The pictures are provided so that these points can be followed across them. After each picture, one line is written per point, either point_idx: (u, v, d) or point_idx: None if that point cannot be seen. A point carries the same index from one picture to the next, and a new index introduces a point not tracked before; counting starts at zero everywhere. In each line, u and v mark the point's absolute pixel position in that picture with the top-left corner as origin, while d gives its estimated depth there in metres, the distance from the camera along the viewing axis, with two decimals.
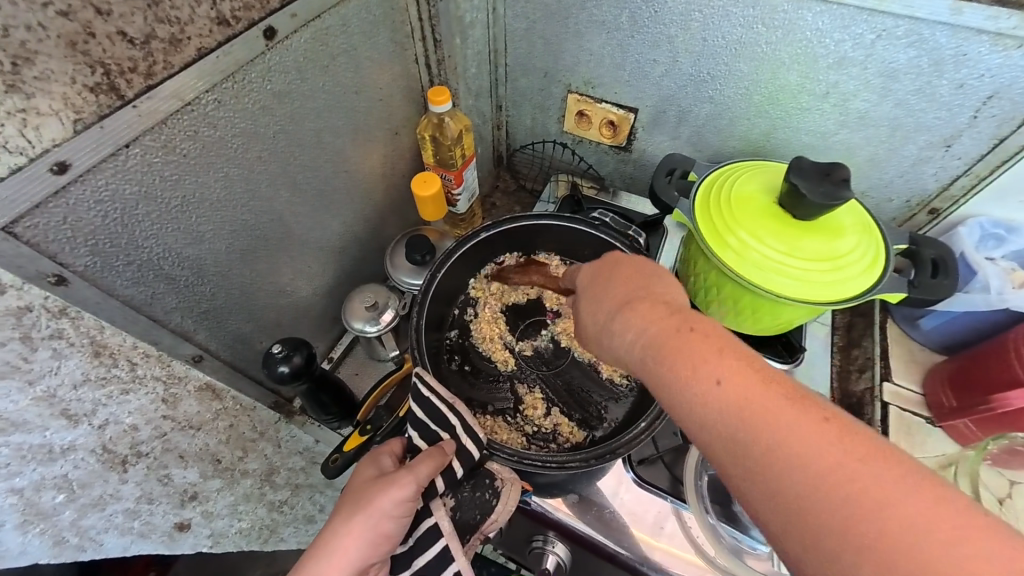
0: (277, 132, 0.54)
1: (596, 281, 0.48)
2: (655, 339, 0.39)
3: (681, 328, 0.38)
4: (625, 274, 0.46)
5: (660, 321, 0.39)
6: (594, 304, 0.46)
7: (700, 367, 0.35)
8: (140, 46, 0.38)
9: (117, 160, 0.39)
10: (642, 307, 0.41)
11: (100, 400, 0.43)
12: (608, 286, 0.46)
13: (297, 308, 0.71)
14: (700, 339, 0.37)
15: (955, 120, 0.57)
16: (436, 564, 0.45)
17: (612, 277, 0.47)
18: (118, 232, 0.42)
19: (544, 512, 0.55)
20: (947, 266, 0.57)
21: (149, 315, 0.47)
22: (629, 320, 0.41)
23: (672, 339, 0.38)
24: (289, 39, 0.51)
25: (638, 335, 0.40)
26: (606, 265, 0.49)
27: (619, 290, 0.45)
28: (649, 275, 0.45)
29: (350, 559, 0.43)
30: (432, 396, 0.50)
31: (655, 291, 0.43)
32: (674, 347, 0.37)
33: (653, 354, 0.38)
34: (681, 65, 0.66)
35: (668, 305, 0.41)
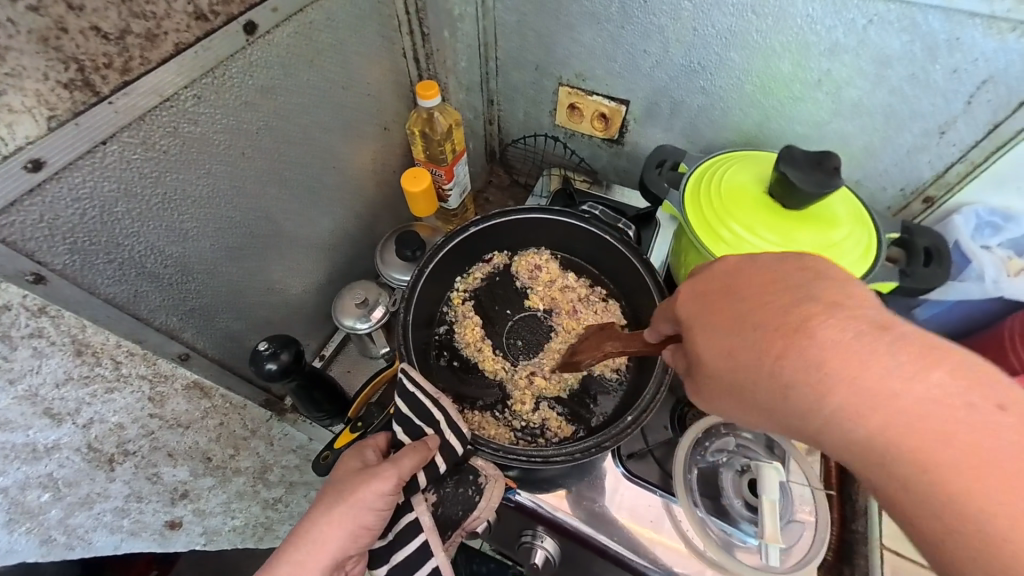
0: (261, 128, 0.53)
1: (722, 295, 0.37)
2: (871, 393, 0.29)
3: (916, 379, 0.28)
4: (765, 286, 0.35)
5: (870, 365, 0.29)
6: (728, 327, 0.36)
7: (952, 442, 0.27)
8: (115, 41, 0.37)
9: (94, 157, 0.39)
10: (826, 338, 0.31)
11: (84, 399, 0.44)
12: (745, 305, 0.35)
13: (288, 306, 0.71)
14: (949, 404, 0.28)
15: (950, 106, 0.56)
16: (414, 559, 0.45)
17: (746, 289, 0.36)
18: (98, 230, 0.41)
19: (538, 507, 0.55)
20: (941, 256, 0.56)
21: (132, 313, 0.46)
22: (809, 363, 0.31)
23: (901, 397, 0.28)
24: (271, 34, 0.50)
25: (835, 389, 0.30)
26: (725, 279, 0.38)
27: (768, 312, 0.34)
28: (805, 284, 0.34)
29: (330, 549, 0.43)
30: (418, 393, 0.49)
31: (832, 310, 0.32)
32: (901, 408, 0.28)
33: (877, 419, 0.29)
34: (673, 55, 0.65)
35: (869, 335, 0.30)
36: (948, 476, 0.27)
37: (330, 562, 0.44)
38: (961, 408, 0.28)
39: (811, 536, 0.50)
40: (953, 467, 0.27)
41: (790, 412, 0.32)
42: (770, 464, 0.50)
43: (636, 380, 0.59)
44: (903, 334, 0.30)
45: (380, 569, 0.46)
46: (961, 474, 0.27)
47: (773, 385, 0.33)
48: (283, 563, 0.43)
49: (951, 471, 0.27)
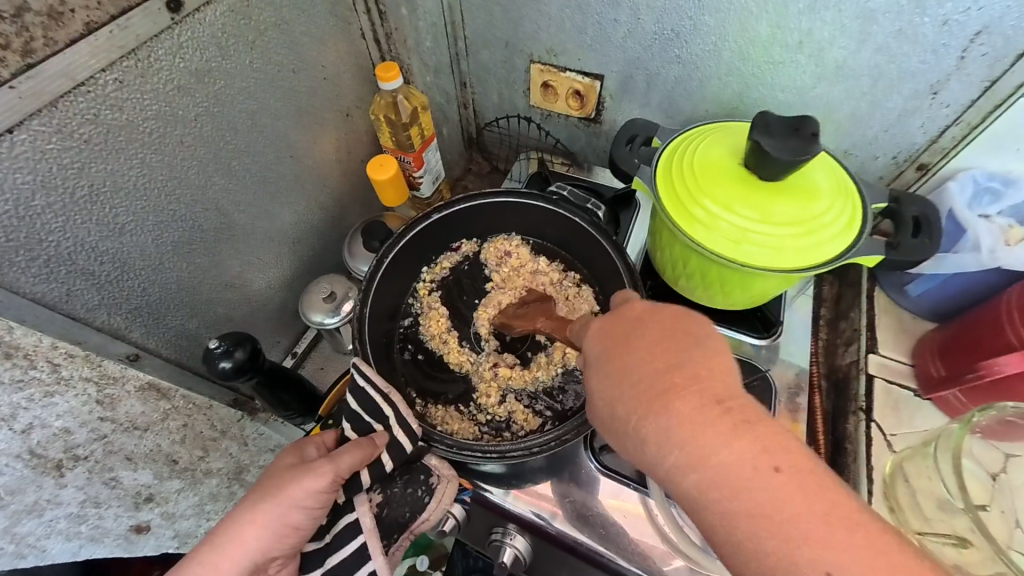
0: (200, 115, 0.50)
1: (608, 347, 0.37)
2: (703, 461, 0.30)
3: (736, 453, 0.29)
4: (650, 342, 0.35)
5: (704, 435, 0.30)
6: (607, 382, 0.35)
7: (755, 513, 0.28)
8: (11, 20, 0.34)
9: (0, 146, 0.36)
10: (679, 405, 0.31)
11: (20, 403, 0.41)
12: (628, 357, 0.35)
13: (251, 302, 0.68)
14: (761, 482, 0.28)
15: (940, 63, 0.52)
16: (352, 562, 0.43)
17: (629, 345, 0.36)
18: (16, 224, 0.39)
19: (538, 518, 0.53)
20: (930, 225, 0.52)
21: (66, 312, 0.44)
22: (659, 427, 0.31)
23: (723, 468, 0.29)
24: (201, 11, 0.46)
25: (675, 452, 0.30)
26: (622, 326, 0.37)
27: (644, 369, 0.34)
28: (683, 347, 0.34)
29: (249, 546, 0.41)
30: (368, 386, 0.48)
31: (693, 377, 0.32)
32: (722, 478, 0.29)
33: (700, 486, 0.30)
34: (644, 23, 0.61)
35: (713, 406, 0.31)
36: (747, 541, 0.29)
37: (249, 563, 0.41)
38: (768, 484, 0.28)
39: None
40: (755, 535, 0.28)
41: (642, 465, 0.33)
42: None
43: None
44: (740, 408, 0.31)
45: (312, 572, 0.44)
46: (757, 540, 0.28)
47: (630, 440, 0.33)
48: (201, 565, 0.41)
49: (752, 539, 0.28)
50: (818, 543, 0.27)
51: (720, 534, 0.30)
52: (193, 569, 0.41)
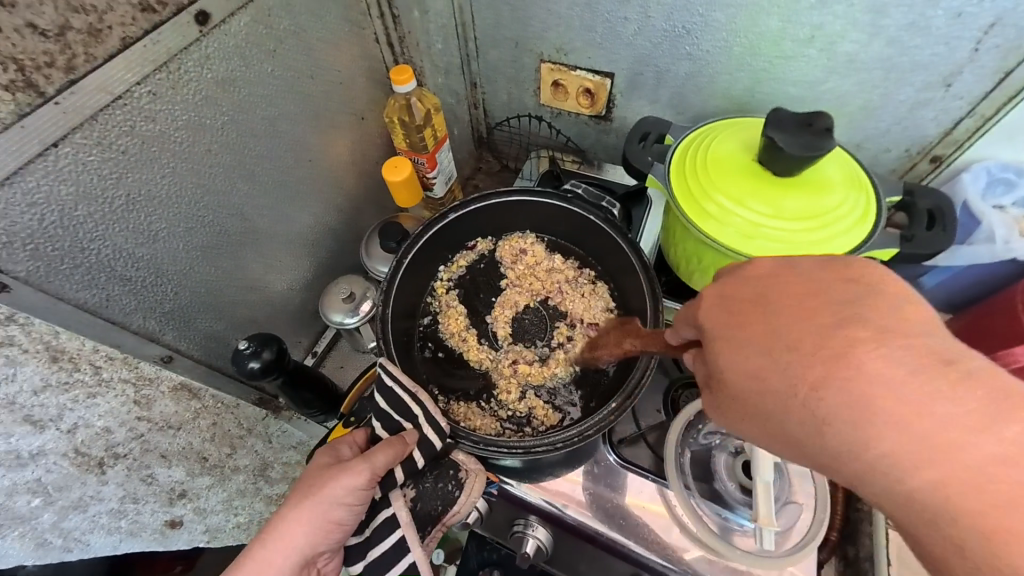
0: (225, 123, 0.52)
1: (748, 315, 0.35)
2: (898, 429, 0.28)
3: (939, 407, 0.27)
4: (796, 301, 0.33)
5: (901, 391, 0.28)
6: (755, 352, 0.33)
7: (969, 470, 0.27)
8: (54, 39, 0.36)
9: (47, 160, 0.38)
10: (858, 362, 0.29)
11: (65, 404, 0.43)
12: (775, 320, 0.33)
13: (272, 304, 0.70)
14: (973, 436, 0.27)
15: (953, 55, 0.52)
16: (391, 555, 0.45)
17: (775, 311, 0.33)
18: (60, 235, 0.41)
19: (549, 507, 0.54)
20: (944, 218, 0.52)
21: (106, 317, 0.46)
22: (836, 388, 0.29)
23: (923, 423, 0.27)
24: (225, 23, 0.48)
25: (871, 417, 0.28)
26: (753, 292, 0.35)
27: (802, 331, 0.32)
28: (840, 304, 0.32)
29: (297, 543, 0.43)
30: (396, 385, 0.50)
31: (867, 332, 0.30)
32: (928, 435, 0.27)
33: (895, 447, 0.28)
34: (653, 20, 0.61)
35: (909, 360, 0.29)
36: (957, 503, 0.27)
37: (300, 557, 0.44)
38: (993, 440, 0.27)
39: (809, 517, 0.49)
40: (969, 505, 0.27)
41: (808, 431, 0.31)
42: None
43: (624, 365, 0.58)
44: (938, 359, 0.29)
45: (354, 564, 0.46)
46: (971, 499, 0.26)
47: (792, 412, 0.32)
48: (251, 561, 0.43)
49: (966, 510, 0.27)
50: None
51: (921, 510, 0.28)
52: (248, 565, 0.43)
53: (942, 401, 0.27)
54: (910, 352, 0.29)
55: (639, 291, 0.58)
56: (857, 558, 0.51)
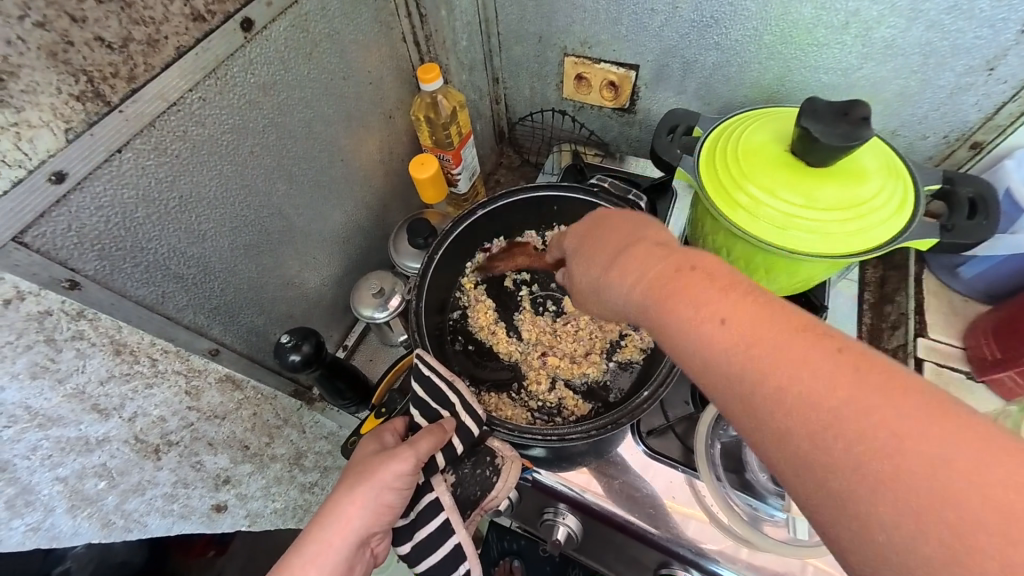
0: (266, 126, 0.54)
1: (586, 239, 0.46)
2: (654, 283, 0.36)
3: (687, 274, 0.34)
4: (604, 229, 0.45)
5: (658, 260, 0.37)
6: (586, 259, 0.44)
7: (716, 315, 0.31)
8: (119, 50, 0.38)
9: (111, 165, 0.40)
10: (633, 249, 0.39)
11: (127, 394, 0.46)
12: (595, 240, 0.45)
13: (307, 300, 0.73)
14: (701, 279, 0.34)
15: (998, 38, 0.51)
16: (437, 536, 0.47)
17: (600, 234, 0.44)
18: (123, 236, 0.43)
19: (570, 492, 0.55)
20: (987, 207, 0.51)
21: (163, 313, 0.49)
22: (621, 267, 0.39)
23: (675, 278, 0.34)
24: (267, 29, 0.50)
25: (636, 286, 0.37)
26: (587, 224, 0.48)
27: (607, 241, 0.43)
28: (634, 222, 0.43)
29: (354, 526, 0.45)
30: (433, 375, 0.52)
31: (641, 235, 0.41)
32: (688, 297, 0.33)
33: (660, 302, 0.35)
34: (682, 11, 0.60)
35: (674, 250, 0.37)
36: (696, 335, 0.32)
37: (356, 540, 0.46)
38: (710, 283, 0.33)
39: None
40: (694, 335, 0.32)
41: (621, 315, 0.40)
42: None
43: (654, 357, 0.59)
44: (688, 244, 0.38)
45: (403, 545, 0.48)
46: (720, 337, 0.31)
47: (606, 293, 0.40)
48: (310, 543, 0.45)
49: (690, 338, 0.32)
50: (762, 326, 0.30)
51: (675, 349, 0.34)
52: (307, 546, 0.45)
53: (699, 274, 0.34)
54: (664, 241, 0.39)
55: None
56: None
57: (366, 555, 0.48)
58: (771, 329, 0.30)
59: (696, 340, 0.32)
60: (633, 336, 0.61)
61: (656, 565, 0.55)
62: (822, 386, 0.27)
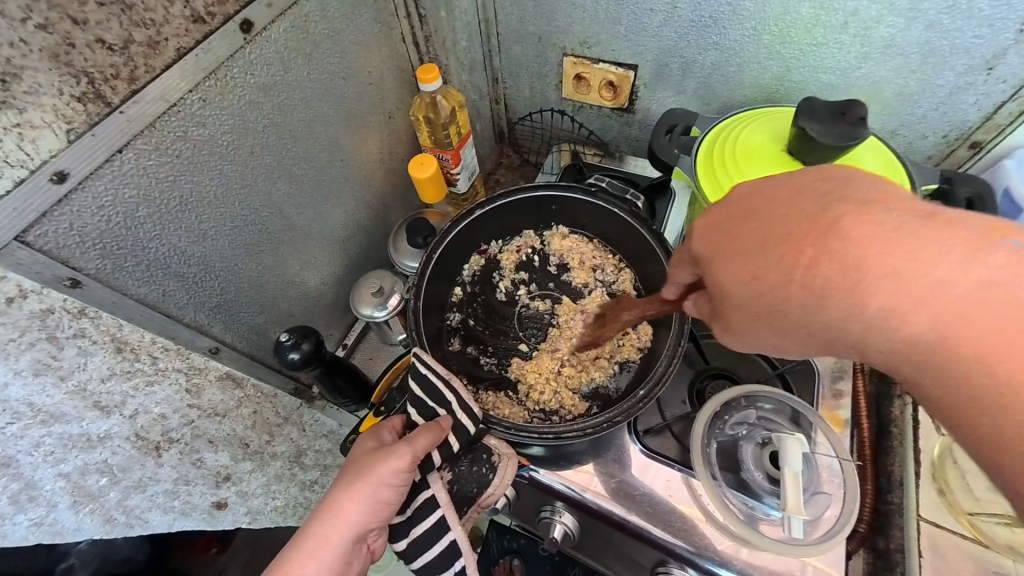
0: (266, 126, 0.55)
1: (744, 220, 0.38)
2: (898, 273, 0.30)
3: (946, 258, 0.29)
4: (780, 208, 0.36)
5: (914, 252, 0.30)
6: (758, 246, 0.36)
7: (994, 322, 0.28)
8: (120, 52, 0.38)
9: (113, 165, 0.41)
10: (867, 240, 0.31)
11: (128, 392, 0.46)
12: (772, 225, 0.36)
13: (307, 299, 0.73)
14: (962, 267, 0.29)
15: (997, 37, 0.50)
16: (433, 533, 0.47)
17: (770, 212, 0.36)
18: (124, 235, 0.44)
19: (569, 492, 0.55)
20: (984, 206, 0.51)
21: (163, 311, 0.50)
22: (852, 267, 0.31)
23: (945, 281, 0.29)
24: (267, 30, 0.50)
25: (878, 275, 0.31)
26: (740, 207, 0.39)
27: (799, 227, 0.34)
28: (831, 194, 0.35)
29: (351, 522, 0.45)
30: (430, 374, 0.52)
31: (862, 211, 0.32)
32: (953, 288, 0.29)
33: (923, 311, 0.30)
34: (681, 11, 0.60)
35: (912, 224, 0.31)
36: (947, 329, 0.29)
37: (353, 536, 0.46)
38: (974, 264, 0.29)
39: (838, 508, 0.49)
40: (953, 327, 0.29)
41: (805, 319, 0.34)
42: (791, 435, 0.49)
43: (650, 356, 0.59)
44: (944, 222, 0.31)
45: (399, 542, 0.48)
46: (997, 347, 0.28)
47: (798, 289, 0.34)
48: (308, 537, 0.46)
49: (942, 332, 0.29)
50: None
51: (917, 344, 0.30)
52: (305, 542, 0.46)
53: (955, 256, 0.29)
54: (912, 218, 0.32)
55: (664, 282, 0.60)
56: (886, 549, 0.50)
57: (363, 551, 0.48)
58: None
59: (959, 337, 0.29)
60: (631, 335, 0.62)
61: (654, 563, 0.55)
62: None
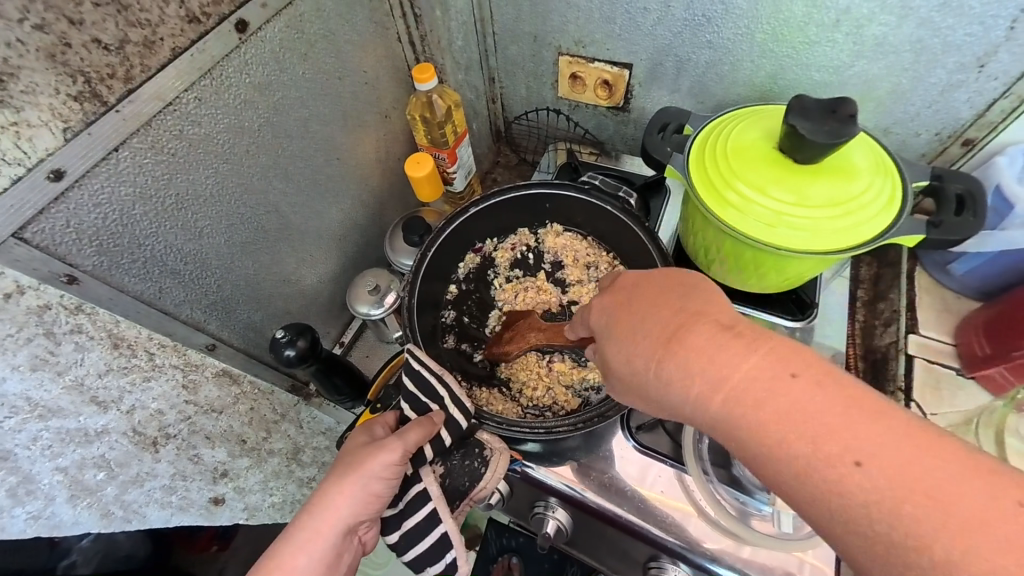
0: (262, 124, 0.55)
1: (617, 311, 0.41)
2: (715, 380, 0.32)
3: (749, 366, 0.31)
4: (639, 304, 0.39)
5: (717, 355, 0.32)
6: (621, 339, 0.39)
7: (788, 418, 0.29)
8: (116, 52, 0.39)
9: (109, 164, 0.41)
10: (690, 341, 0.34)
11: (125, 387, 0.47)
12: (631, 320, 0.39)
13: (304, 297, 0.74)
14: (772, 378, 0.30)
15: (988, 35, 0.51)
16: (425, 526, 0.48)
17: (634, 305, 0.40)
18: (120, 233, 0.44)
19: (569, 491, 0.55)
20: (975, 203, 0.51)
21: (160, 308, 0.50)
22: (682, 365, 0.33)
23: (743, 381, 0.31)
24: (262, 30, 0.51)
25: (697, 381, 0.32)
26: (624, 293, 0.42)
27: (650, 322, 0.37)
28: (675, 297, 0.38)
29: (341, 514, 0.46)
30: (423, 370, 0.52)
31: (690, 313, 0.35)
32: (760, 396, 0.30)
33: (741, 413, 0.30)
34: (674, 10, 0.60)
35: (728, 331, 0.33)
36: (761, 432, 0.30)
37: (343, 528, 0.47)
38: (765, 370, 0.30)
39: None
40: (765, 433, 0.30)
41: (663, 408, 0.36)
42: None
43: None
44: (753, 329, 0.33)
45: (391, 534, 0.49)
46: (788, 441, 0.29)
47: (650, 386, 0.36)
48: (299, 530, 0.46)
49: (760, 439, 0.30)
50: (834, 418, 0.28)
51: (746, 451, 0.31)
52: (296, 534, 0.46)
53: (758, 361, 0.31)
54: (724, 326, 0.34)
55: None
56: None
57: (353, 543, 0.49)
58: (846, 425, 0.28)
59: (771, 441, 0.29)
60: None
61: (645, 559, 0.56)
62: (896, 479, 0.26)
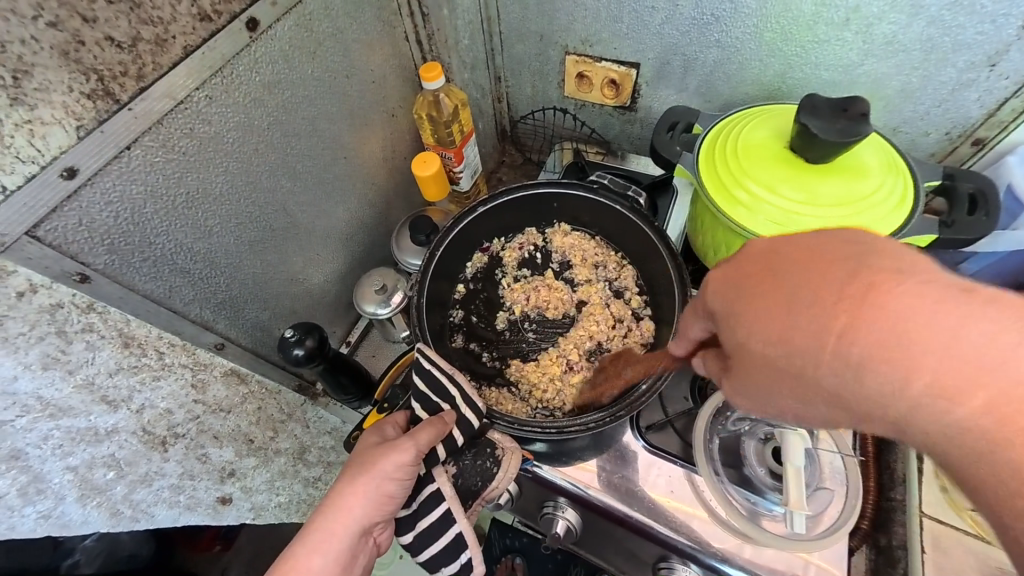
0: (270, 123, 0.55)
1: (755, 280, 0.33)
2: (935, 367, 0.26)
3: (986, 350, 0.25)
4: (806, 265, 0.31)
5: (948, 336, 0.26)
6: (775, 315, 0.31)
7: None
8: (128, 49, 0.39)
9: (121, 162, 0.41)
10: (906, 318, 0.27)
11: (135, 386, 0.46)
12: (793, 289, 0.31)
13: (310, 296, 0.74)
14: (1019, 367, 0.25)
15: (999, 33, 0.50)
16: (438, 526, 0.48)
17: (788, 272, 0.32)
18: (131, 231, 0.44)
19: (577, 490, 0.55)
20: (987, 202, 0.51)
21: (169, 307, 0.50)
22: (891, 345, 0.27)
23: (981, 366, 0.25)
24: (272, 28, 0.51)
25: (912, 367, 0.26)
26: (757, 263, 0.34)
27: (830, 293, 0.29)
28: (858, 256, 0.30)
29: (356, 514, 0.46)
30: (434, 369, 0.52)
31: (900, 271, 0.28)
32: (999, 387, 0.25)
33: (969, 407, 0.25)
34: (682, 9, 0.60)
35: (957, 305, 0.26)
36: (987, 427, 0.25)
37: (358, 529, 0.47)
38: (1009, 359, 0.25)
39: (838, 505, 0.49)
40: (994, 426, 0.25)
41: (837, 396, 0.30)
42: (794, 431, 0.49)
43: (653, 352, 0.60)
44: (987, 302, 0.26)
45: (405, 535, 0.49)
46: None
47: (830, 373, 0.29)
48: (314, 530, 0.46)
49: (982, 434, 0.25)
50: None
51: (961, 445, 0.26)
52: (312, 534, 0.46)
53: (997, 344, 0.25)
54: (949, 297, 0.27)
55: (667, 277, 0.60)
56: (889, 546, 0.50)
57: (368, 545, 0.49)
58: None
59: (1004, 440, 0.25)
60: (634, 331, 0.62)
61: (656, 559, 0.55)
62: None
